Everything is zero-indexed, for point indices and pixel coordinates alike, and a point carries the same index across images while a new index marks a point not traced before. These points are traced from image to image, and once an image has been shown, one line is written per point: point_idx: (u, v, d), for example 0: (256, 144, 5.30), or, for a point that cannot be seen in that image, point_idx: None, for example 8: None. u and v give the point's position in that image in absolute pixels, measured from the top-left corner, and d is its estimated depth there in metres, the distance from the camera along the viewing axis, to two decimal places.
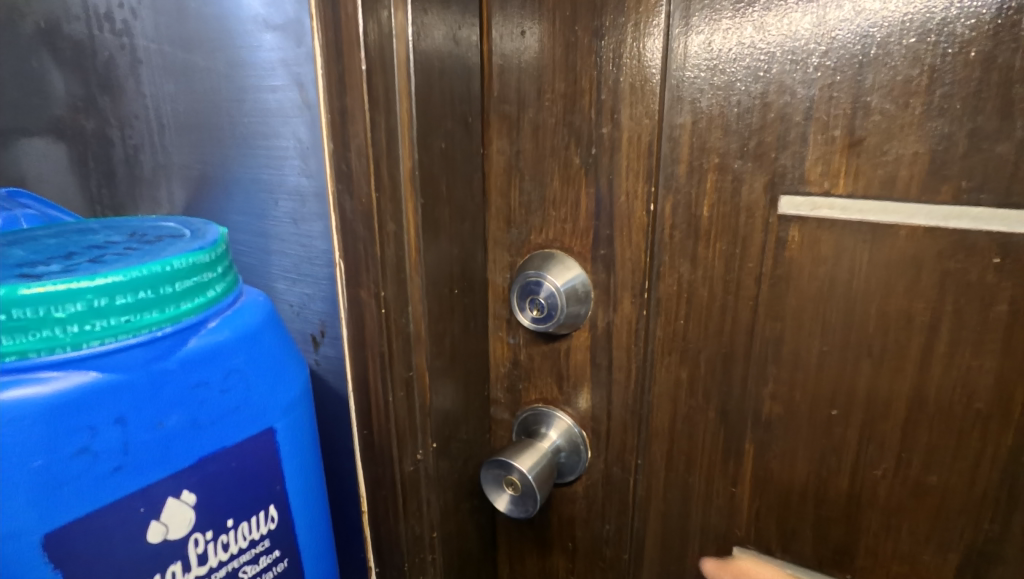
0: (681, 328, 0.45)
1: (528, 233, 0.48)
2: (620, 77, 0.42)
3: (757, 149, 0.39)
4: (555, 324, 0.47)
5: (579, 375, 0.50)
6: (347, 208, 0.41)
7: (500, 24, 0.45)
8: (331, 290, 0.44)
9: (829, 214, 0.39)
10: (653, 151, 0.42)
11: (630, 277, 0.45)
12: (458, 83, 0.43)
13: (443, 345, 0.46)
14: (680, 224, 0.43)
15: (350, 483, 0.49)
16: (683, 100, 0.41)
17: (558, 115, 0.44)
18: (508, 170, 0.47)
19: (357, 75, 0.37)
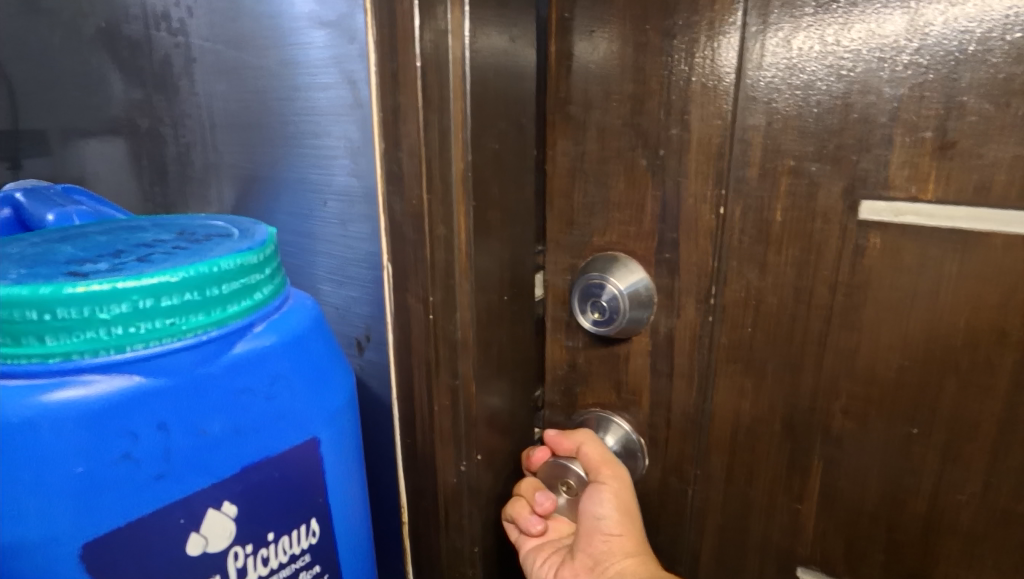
0: (748, 336, 0.42)
1: (588, 235, 0.46)
2: (690, 77, 0.39)
3: (837, 152, 0.37)
4: (614, 328, 0.44)
5: (638, 382, 0.47)
6: (397, 211, 0.39)
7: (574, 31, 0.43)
8: (377, 294, 0.43)
9: (913, 220, 0.36)
10: (723, 154, 0.40)
11: (695, 282, 0.43)
12: (513, 82, 0.42)
13: (490, 354, 0.45)
14: (747, 229, 0.40)
15: (391, 492, 0.48)
16: (756, 101, 0.38)
17: (624, 115, 0.42)
18: (572, 172, 0.46)
19: (412, 73, 0.36)
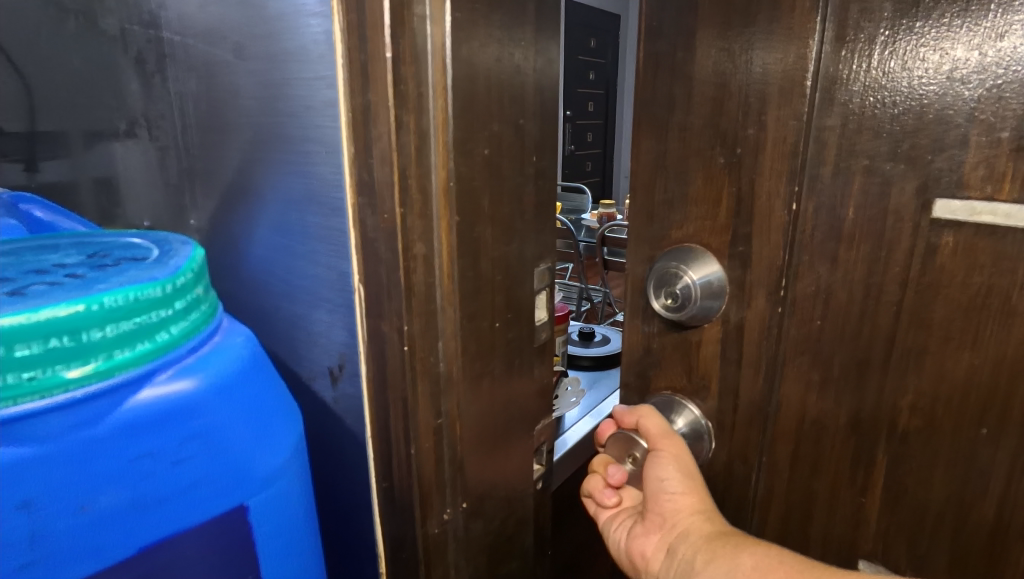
0: (816, 333, 0.30)
1: (669, 226, 0.34)
2: (765, 65, 0.29)
3: (913, 152, 0.26)
4: (687, 317, 0.33)
5: (709, 380, 0.34)
6: (369, 225, 0.34)
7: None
8: (347, 319, 0.38)
9: (994, 220, 0.24)
10: (797, 148, 0.28)
11: (768, 275, 0.31)
12: (509, 78, 0.36)
13: (480, 388, 0.39)
14: (814, 205, 0.29)
15: (368, 542, 0.42)
16: (829, 102, 0.27)
17: (712, 87, 0.30)
18: (654, 168, 0.33)
19: (382, 65, 0.30)
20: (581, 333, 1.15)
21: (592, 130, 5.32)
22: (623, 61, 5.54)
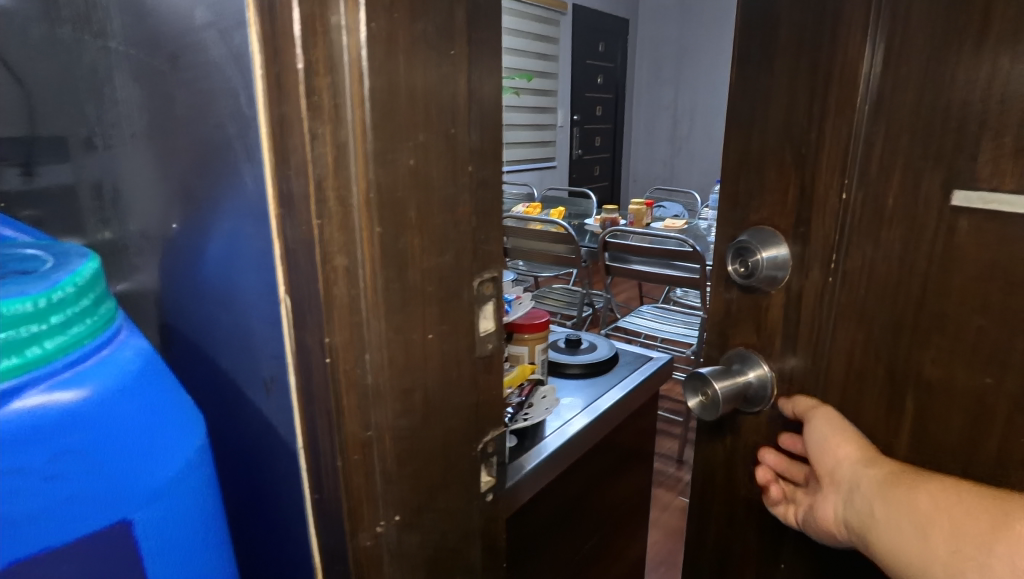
0: (859, 295, 0.39)
1: (749, 211, 0.44)
2: (834, 78, 0.38)
3: (938, 147, 0.34)
4: (758, 276, 0.42)
5: (770, 334, 0.44)
6: (291, 236, 0.34)
7: (739, 31, 0.43)
8: (275, 331, 0.37)
9: (1007, 207, 0.32)
10: (845, 146, 0.38)
11: (818, 252, 0.40)
12: (439, 87, 0.35)
13: (412, 401, 0.39)
14: (860, 195, 0.38)
15: (303, 555, 0.42)
16: (868, 115, 0.36)
17: (782, 112, 0.41)
18: (739, 164, 0.44)
19: (295, 76, 0.31)
20: (569, 342, 1.16)
21: (600, 135, 5.31)
22: (632, 65, 5.53)
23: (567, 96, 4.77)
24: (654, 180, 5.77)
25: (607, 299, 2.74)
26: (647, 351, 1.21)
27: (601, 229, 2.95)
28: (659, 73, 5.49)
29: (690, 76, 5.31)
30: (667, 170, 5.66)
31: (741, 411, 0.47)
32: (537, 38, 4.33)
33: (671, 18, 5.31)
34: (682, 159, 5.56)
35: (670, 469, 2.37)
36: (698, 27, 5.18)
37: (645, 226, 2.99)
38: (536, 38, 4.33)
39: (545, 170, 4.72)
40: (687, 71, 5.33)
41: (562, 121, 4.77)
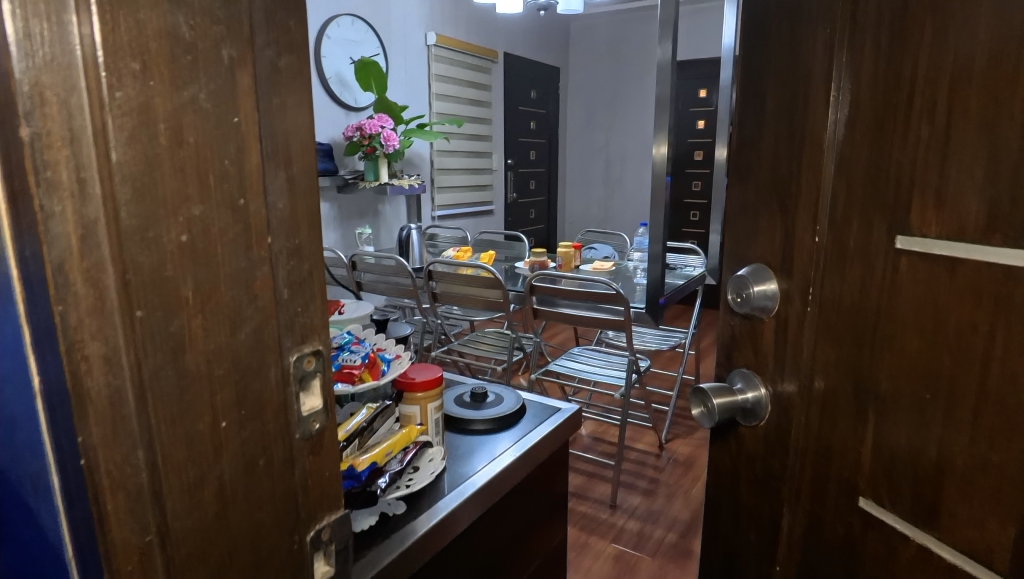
0: (830, 319, 0.54)
1: (750, 247, 0.63)
2: (811, 152, 0.54)
3: (871, 201, 0.49)
4: (748, 307, 0.62)
5: (767, 344, 0.62)
6: (35, 323, 0.30)
7: (748, 117, 0.61)
8: (29, 428, 0.33)
9: (919, 246, 0.45)
10: (817, 201, 0.54)
11: (800, 284, 0.57)
12: (219, 156, 0.33)
13: (202, 499, 0.35)
14: (825, 239, 0.53)
15: None
16: (831, 178, 0.52)
17: (771, 172, 0.59)
18: (741, 211, 0.63)
19: (20, 144, 0.27)
20: (474, 396, 1.13)
21: (535, 178, 5.41)
22: (565, 111, 5.70)
23: (501, 140, 4.84)
24: (588, 222, 5.90)
25: (537, 342, 2.74)
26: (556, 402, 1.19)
27: (531, 272, 2.97)
28: (591, 119, 5.67)
29: (620, 122, 5.52)
30: (602, 211, 5.80)
31: (743, 420, 0.65)
32: (470, 84, 4.41)
33: (601, 67, 5.53)
34: (616, 202, 5.71)
35: (603, 514, 2.34)
36: (627, 76, 5.41)
37: (574, 268, 3.03)
38: (469, 84, 4.40)
39: (480, 213, 4.75)
40: (618, 117, 5.53)
41: (496, 165, 4.83)
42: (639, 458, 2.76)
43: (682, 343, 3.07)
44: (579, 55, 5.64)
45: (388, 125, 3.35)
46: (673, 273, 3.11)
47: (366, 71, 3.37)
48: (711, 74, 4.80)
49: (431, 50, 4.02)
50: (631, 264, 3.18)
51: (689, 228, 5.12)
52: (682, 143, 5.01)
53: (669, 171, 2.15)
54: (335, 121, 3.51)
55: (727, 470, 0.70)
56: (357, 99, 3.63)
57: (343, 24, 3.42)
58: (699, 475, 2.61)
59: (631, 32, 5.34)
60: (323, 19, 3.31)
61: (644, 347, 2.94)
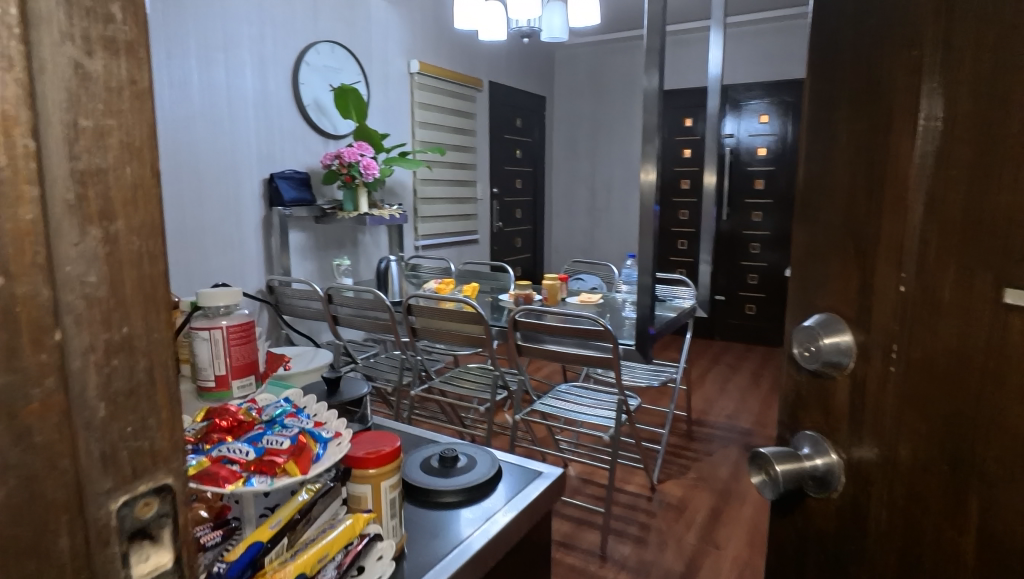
0: (923, 383, 0.48)
1: (818, 295, 0.56)
2: (895, 190, 0.49)
3: (976, 248, 0.43)
4: (819, 363, 0.54)
5: (841, 406, 0.54)
6: None
7: (810, 150, 0.56)
8: None
9: None
10: (902, 247, 0.48)
11: (882, 341, 0.50)
12: None
13: None
14: (917, 290, 0.48)
15: None
16: (921, 220, 0.47)
17: (842, 210, 0.53)
18: (807, 253, 0.57)
19: None
20: (441, 460, 0.99)
21: (520, 207, 5.32)
22: (550, 140, 5.66)
23: (486, 169, 4.76)
24: (573, 252, 5.80)
25: (522, 380, 2.60)
26: (533, 464, 1.05)
27: (513, 306, 2.85)
28: (576, 147, 5.63)
29: (605, 151, 5.49)
30: (588, 240, 5.72)
31: (814, 491, 0.56)
32: (453, 112, 4.34)
33: (585, 96, 5.51)
34: (601, 230, 5.64)
35: (591, 566, 2.18)
36: (611, 105, 5.41)
37: (559, 301, 2.92)
38: (452, 112, 4.33)
39: (464, 243, 4.62)
40: (603, 146, 5.50)
41: (481, 194, 4.73)
42: (629, 502, 2.60)
43: (673, 379, 2.94)
44: (563, 85, 5.63)
45: (368, 154, 3.26)
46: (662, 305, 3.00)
47: (343, 97, 3.28)
48: (695, 103, 4.79)
49: (413, 78, 3.96)
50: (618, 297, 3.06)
51: (677, 256, 5.04)
52: (667, 170, 4.97)
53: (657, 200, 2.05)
54: (312, 149, 3.39)
55: (789, 558, 0.61)
56: (337, 126, 3.52)
57: (322, 51, 3.33)
58: (693, 520, 2.45)
59: (615, 62, 5.35)
60: (300, 46, 3.23)
61: (633, 383, 2.81)
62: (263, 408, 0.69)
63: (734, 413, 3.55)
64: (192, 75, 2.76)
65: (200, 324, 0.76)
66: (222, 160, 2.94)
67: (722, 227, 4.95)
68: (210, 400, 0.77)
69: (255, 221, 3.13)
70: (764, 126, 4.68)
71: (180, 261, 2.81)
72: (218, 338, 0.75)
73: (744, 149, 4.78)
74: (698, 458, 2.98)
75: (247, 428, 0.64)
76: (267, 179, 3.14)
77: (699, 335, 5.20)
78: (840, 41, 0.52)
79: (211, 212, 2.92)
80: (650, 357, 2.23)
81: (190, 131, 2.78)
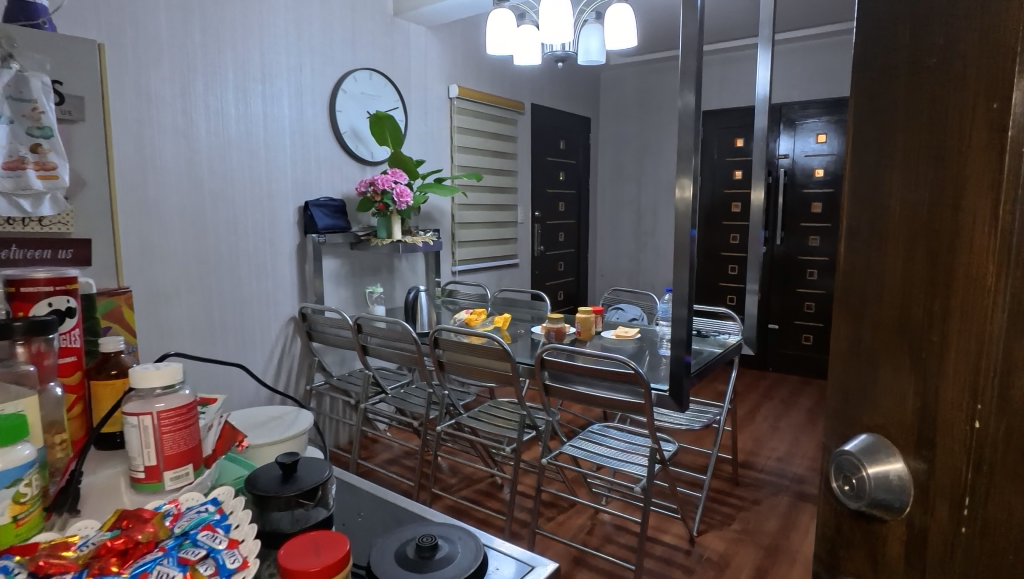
0: (1004, 550, 0.38)
1: (862, 410, 0.46)
2: (967, 298, 0.38)
3: None
4: (868, 503, 0.44)
5: (894, 560, 0.44)
6: None
7: (855, 224, 0.45)
8: None
9: None
10: (979, 373, 0.39)
11: (949, 489, 0.40)
12: None
13: None
14: (998, 431, 0.38)
15: None
16: (1002, 345, 0.37)
17: (895, 308, 0.43)
18: (850, 356, 0.47)
19: None
20: (418, 548, 0.83)
21: (563, 230, 5.20)
22: (594, 162, 5.53)
23: (526, 192, 4.66)
24: (619, 277, 5.64)
25: (550, 421, 2.46)
26: (528, 555, 0.92)
27: (545, 341, 2.70)
28: (622, 170, 5.48)
29: (651, 173, 5.32)
30: (633, 264, 5.53)
31: None
32: (493, 136, 4.28)
33: (630, 117, 5.37)
34: (647, 255, 5.45)
35: None
36: (657, 126, 5.24)
37: (593, 335, 2.76)
38: (492, 136, 4.27)
39: (503, 268, 4.52)
40: (649, 167, 5.34)
41: (521, 218, 4.63)
42: (665, 554, 2.41)
43: (716, 420, 2.74)
44: (609, 106, 5.50)
45: (401, 181, 3.21)
46: (706, 340, 2.81)
47: (379, 124, 3.25)
48: (746, 123, 4.57)
49: (453, 103, 3.92)
50: (658, 331, 2.89)
51: (727, 282, 4.80)
52: (717, 193, 4.75)
53: (694, 225, 1.89)
54: (348, 176, 3.34)
55: None
56: (374, 153, 3.47)
57: (360, 78, 3.30)
58: None
59: (662, 82, 5.20)
60: (338, 74, 3.20)
61: (672, 426, 2.62)
62: (182, 513, 0.62)
63: (786, 455, 3.29)
64: (230, 104, 2.71)
65: (130, 408, 0.70)
66: (258, 190, 2.87)
67: (775, 251, 4.69)
68: (141, 491, 0.71)
69: (290, 248, 3.04)
70: (821, 146, 4.42)
71: (213, 291, 2.70)
72: (147, 426, 0.70)
73: (800, 170, 4.53)
74: (744, 507, 2.76)
75: (145, 550, 0.55)
76: (303, 207, 3.08)
77: (750, 366, 4.92)
78: (893, 100, 0.42)
79: (245, 240, 2.83)
80: (686, 406, 2.03)
81: (227, 160, 2.72)
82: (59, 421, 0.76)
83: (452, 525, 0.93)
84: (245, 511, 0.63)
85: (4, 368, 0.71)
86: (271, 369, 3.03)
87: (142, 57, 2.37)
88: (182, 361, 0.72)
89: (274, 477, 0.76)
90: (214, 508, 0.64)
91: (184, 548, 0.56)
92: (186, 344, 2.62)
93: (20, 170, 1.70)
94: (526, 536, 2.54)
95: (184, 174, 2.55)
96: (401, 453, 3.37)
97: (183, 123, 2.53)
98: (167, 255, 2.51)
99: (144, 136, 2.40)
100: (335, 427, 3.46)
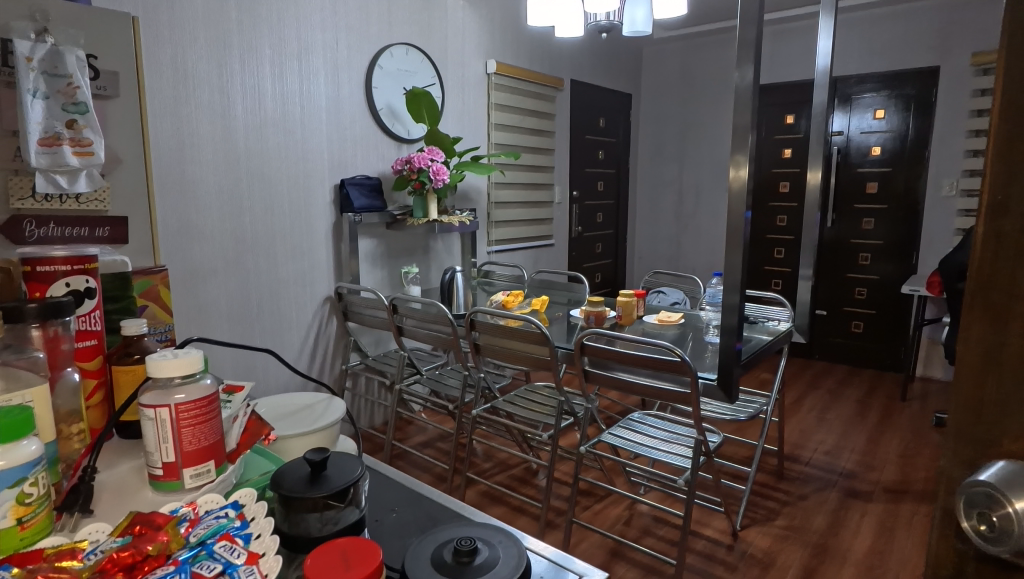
0: None
1: (1001, 432, 0.38)
2: None
3: None
4: (1016, 551, 0.33)
5: None
6: None
7: (1001, 206, 0.36)
8: None
9: None
10: None
11: None
12: None
13: None
14: None
15: None
16: None
17: None
18: (983, 365, 0.38)
19: None
20: (455, 552, 0.75)
21: (602, 211, 5.06)
22: (633, 141, 5.36)
23: (564, 172, 4.54)
24: (658, 260, 5.48)
25: (589, 408, 2.35)
26: (559, 557, 0.86)
27: (584, 325, 2.61)
28: (663, 150, 5.29)
29: (694, 153, 5.12)
30: (673, 248, 5.37)
31: None
32: (531, 113, 4.16)
33: (673, 94, 5.16)
34: (688, 238, 5.28)
35: None
36: (701, 103, 5.03)
37: (633, 321, 2.65)
38: (530, 113, 4.15)
39: (540, 248, 4.42)
40: (691, 146, 5.13)
41: (558, 198, 4.51)
42: (706, 550, 2.31)
43: (762, 411, 2.61)
44: (650, 83, 5.30)
45: (438, 159, 3.13)
46: (754, 327, 2.66)
47: (416, 101, 3.17)
48: (798, 99, 4.34)
49: (490, 79, 3.81)
50: (702, 317, 2.76)
51: (772, 267, 4.61)
52: (764, 173, 4.55)
53: (748, 206, 1.75)
54: (383, 154, 3.27)
55: None
56: (409, 131, 3.39)
57: (396, 54, 3.22)
58: None
59: (706, 57, 4.98)
60: (374, 49, 3.13)
61: (715, 417, 2.50)
62: (198, 519, 0.65)
63: (834, 449, 3.14)
64: (266, 80, 2.66)
65: (147, 401, 0.69)
66: (295, 169, 2.83)
67: (826, 234, 4.47)
68: (160, 490, 0.71)
69: (325, 227, 3.01)
70: (879, 122, 4.16)
71: (249, 270, 2.69)
72: (164, 419, 0.68)
73: (855, 148, 4.28)
74: (789, 502, 2.64)
75: (155, 564, 0.57)
76: (338, 185, 3.03)
77: (795, 354, 4.74)
78: None
79: (280, 220, 2.79)
80: (735, 398, 1.92)
81: (262, 138, 2.68)
82: (76, 409, 0.81)
83: (491, 528, 0.85)
84: (263, 520, 0.64)
85: (18, 355, 0.74)
86: (307, 349, 3.02)
87: (178, 32, 2.33)
88: (200, 352, 0.69)
89: (301, 477, 0.70)
90: (233, 514, 0.66)
91: (198, 563, 0.58)
92: (222, 324, 2.61)
93: (57, 148, 1.77)
94: (561, 525, 2.48)
95: (220, 152, 2.53)
96: (435, 435, 3.35)
97: (220, 101, 2.50)
98: (203, 234, 2.49)
99: (180, 114, 2.37)
100: (371, 409, 3.45)
